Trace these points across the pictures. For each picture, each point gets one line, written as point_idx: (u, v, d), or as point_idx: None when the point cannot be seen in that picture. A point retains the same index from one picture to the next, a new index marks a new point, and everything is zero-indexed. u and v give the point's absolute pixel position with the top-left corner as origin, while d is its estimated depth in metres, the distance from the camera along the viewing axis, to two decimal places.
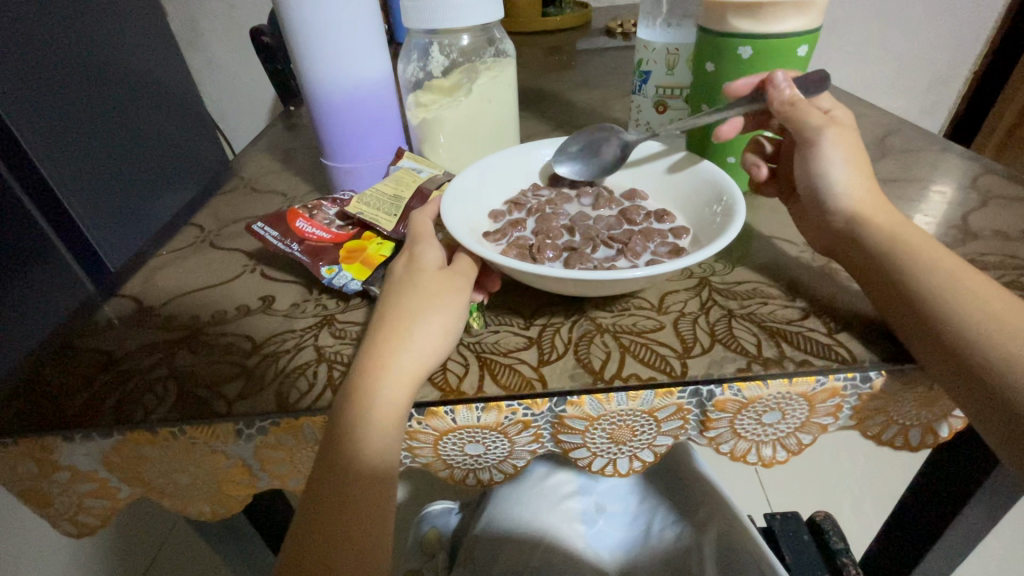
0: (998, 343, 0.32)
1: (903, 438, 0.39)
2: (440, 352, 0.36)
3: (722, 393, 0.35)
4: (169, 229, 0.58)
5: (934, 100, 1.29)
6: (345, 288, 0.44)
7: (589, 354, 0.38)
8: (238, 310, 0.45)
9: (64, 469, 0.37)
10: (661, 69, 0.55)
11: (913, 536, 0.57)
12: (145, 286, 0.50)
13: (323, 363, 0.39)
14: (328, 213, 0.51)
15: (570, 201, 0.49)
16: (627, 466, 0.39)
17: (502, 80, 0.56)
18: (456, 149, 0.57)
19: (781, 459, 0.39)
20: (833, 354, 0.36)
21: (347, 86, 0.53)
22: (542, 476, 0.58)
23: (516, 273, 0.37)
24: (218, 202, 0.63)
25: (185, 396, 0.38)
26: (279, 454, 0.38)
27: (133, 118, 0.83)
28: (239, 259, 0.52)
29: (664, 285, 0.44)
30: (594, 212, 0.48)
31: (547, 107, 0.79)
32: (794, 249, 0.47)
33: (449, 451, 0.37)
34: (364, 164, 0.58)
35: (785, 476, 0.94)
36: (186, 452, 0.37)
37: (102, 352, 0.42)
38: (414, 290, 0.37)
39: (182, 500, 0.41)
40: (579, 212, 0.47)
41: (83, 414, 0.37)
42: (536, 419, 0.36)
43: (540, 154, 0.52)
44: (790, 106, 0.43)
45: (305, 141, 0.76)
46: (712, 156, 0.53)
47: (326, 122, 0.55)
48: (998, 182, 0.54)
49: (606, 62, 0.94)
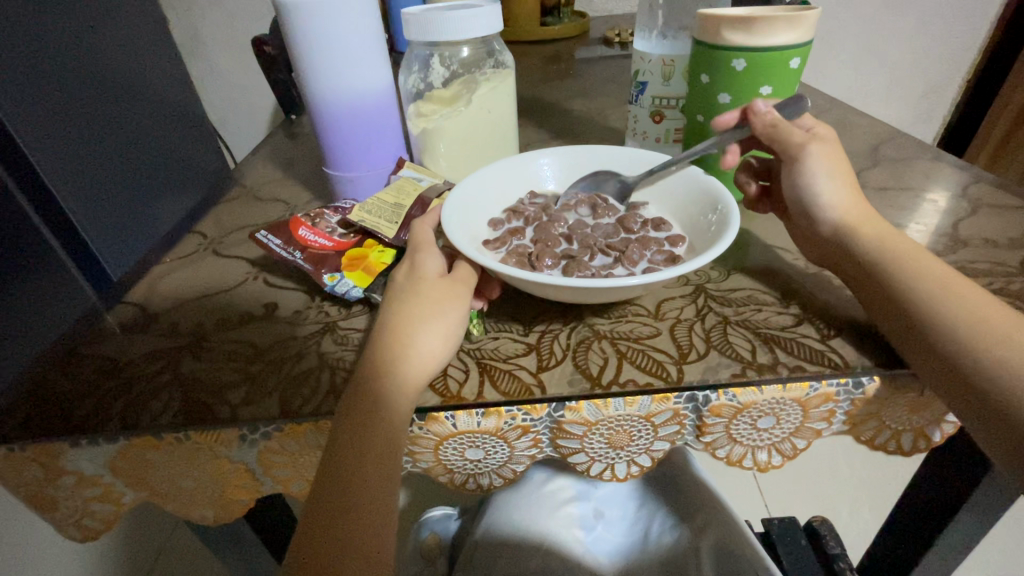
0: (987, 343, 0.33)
1: (896, 442, 0.40)
2: (441, 359, 0.37)
3: (718, 398, 0.36)
4: (172, 236, 0.59)
5: (928, 108, 1.30)
6: (347, 295, 0.45)
7: (587, 361, 0.38)
8: (242, 316, 0.46)
9: (69, 474, 0.38)
10: (657, 80, 0.56)
11: (910, 539, 0.58)
12: (150, 293, 0.50)
13: (326, 370, 0.39)
14: (330, 222, 0.52)
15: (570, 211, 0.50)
16: (625, 471, 0.40)
17: (501, 90, 0.57)
18: (456, 159, 0.58)
19: (776, 464, 0.40)
20: (826, 360, 0.37)
21: (350, 97, 0.54)
22: (541, 482, 0.58)
23: (514, 281, 0.38)
24: (221, 210, 0.64)
25: (189, 402, 0.38)
26: (282, 460, 0.38)
27: (136, 125, 0.84)
28: (242, 266, 0.53)
29: (661, 292, 0.45)
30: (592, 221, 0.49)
31: (546, 116, 0.80)
32: (788, 257, 0.48)
33: (450, 456, 0.38)
34: (366, 174, 0.59)
35: (783, 482, 0.95)
36: (190, 457, 0.38)
37: (108, 358, 0.43)
38: (414, 297, 0.38)
39: (186, 504, 0.41)
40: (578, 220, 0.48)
41: (90, 419, 0.38)
42: (536, 424, 0.36)
43: (539, 163, 0.53)
44: (771, 128, 0.44)
45: (306, 149, 0.77)
46: (708, 166, 0.54)
47: (330, 131, 0.56)
48: (988, 190, 0.55)
49: (604, 71, 0.96)
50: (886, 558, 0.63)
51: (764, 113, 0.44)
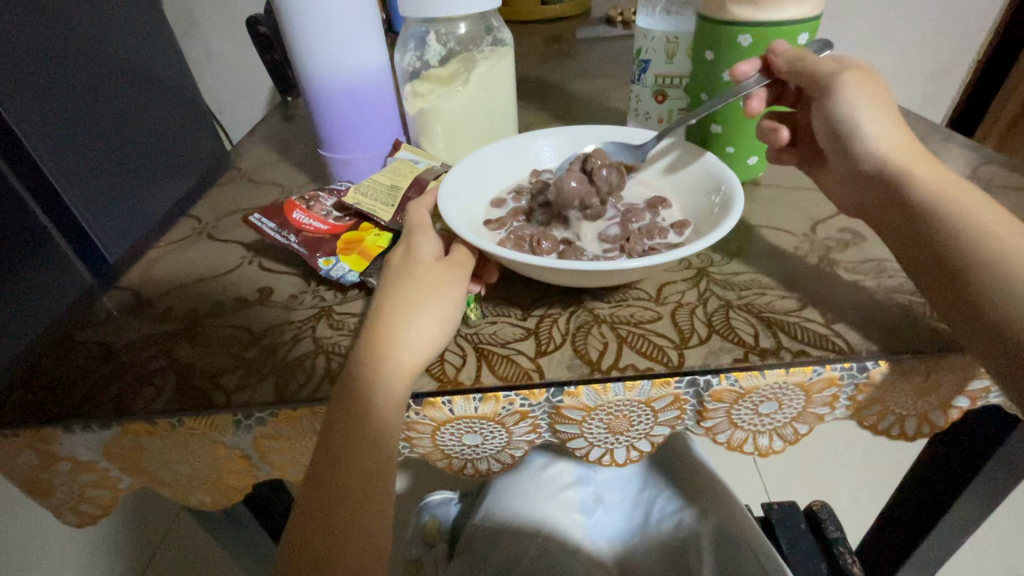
0: (1008, 320, 0.32)
1: (900, 427, 0.39)
2: (438, 344, 0.36)
3: (719, 383, 0.35)
4: (166, 220, 0.58)
5: (936, 90, 1.27)
6: (343, 280, 0.44)
7: (587, 345, 0.38)
8: (236, 301, 0.45)
9: (65, 459, 0.38)
10: (660, 58, 0.54)
11: (913, 521, 0.58)
12: (144, 277, 0.50)
13: (321, 355, 0.39)
14: (325, 205, 0.51)
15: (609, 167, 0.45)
16: (624, 456, 0.39)
17: (499, 69, 0.56)
18: (455, 140, 0.57)
19: (777, 450, 0.39)
20: (830, 345, 0.36)
21: (344, 75, 0.52)
22: (541, 467, 0.58)
23: (513, 264, 0.37)
24: (216, 194, 0.63)
25: (184, 387, 0.38)
26: (277, 445, 0.38)
27: (132, 108, 0.83)
28: (237, 249, 0.52)
29: (662, 276, 0.44)
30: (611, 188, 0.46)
31: (545, 97, 0.78)
32: (792, 239, 0.47)
33: (447, 441, 0.37)
34: (361, 156, 0.57)
35: (784, 467, 0.95)
36: (185, 443, 0.37)
37: (102, 343, 0.43)
38: (410, 280, 0.37)
39: (183, 489, 0.41)
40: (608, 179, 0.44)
41: (84, 405, 0.37)
42: (534, 409, 0.36)
43: (538, 144, 0.51)
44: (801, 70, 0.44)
45: (302, 131, 0.76)
46: (711, 147, 0.52)
47: (324, 111, 0.54)
48: (998, 171, 0.53)
49: (606, 51, 0.93)
50: (889, 541, 0.63)
51: (785, 52, 0.43)
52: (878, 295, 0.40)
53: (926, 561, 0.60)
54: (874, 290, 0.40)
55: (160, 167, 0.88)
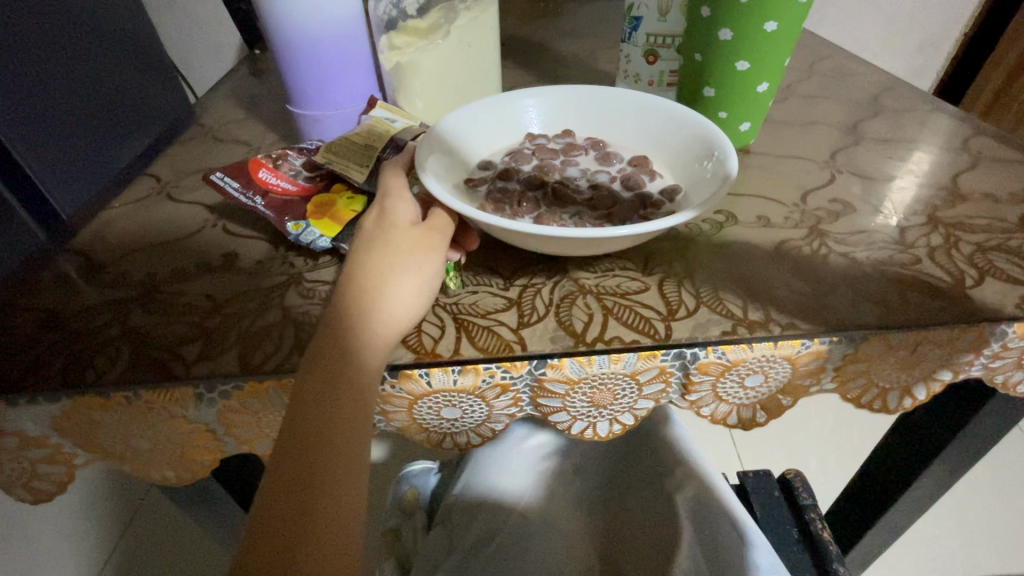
0: None
1: (881, 401, 0.39)
2: (414, 316, 0.34)
3: (706, 356, 0.34)
4: (122, 179, 0.54)
5: (923, 63, 1.16)
6: (313, 245, 0.42)
7: (571, 317, 0.36)
8: (198, 266, 0.42)
9: (11, 435, 0.35)
10: (653, 14, 0.51)
11: (881, 486, 0.59)
12: (96, 240, 0.46)
13: (289, 324, 0.37)
14: (294, 164, 0.47)
15: (581, 153, 0.46)
16: (607, 429, 0.38)
17: (482, 21, 0.52)
18: (433, 97, 0.53)
19: (760, 422, 0.39)
20: (819, 318, 0.36)
21: (313, 26, 0.48)
22: (521, 438, 0.56)
23: (495, 230, 0.35)
24: (177, 152, 0.58)
25: (140, 358, 0.35)
26: (243, 419, 0.36)
27: (97, 60, 0.71)
28: (199, 212, 0.49)
29: (650, 246, 0.42)
30: (598, 168, 0.45)
31: (530, 57, 0.74)
32: (782, 209, 0.46)
33: (425, 415, 0.36)
34: (334, 114, 0.54)
35: (758, 436, 0.97)
36: (143, 416, 0.35)
37: (49, 311, 0.40)
38: (383, 245, 0.35)
39: (145, 464, 0.39)
40: (586, 168, 0.44)
41: (29, 376, 0.35)
42: (515, 382, 0.35)
43: (522, 105, 0.48)
44: None
45: (271, 86, 0.71)
46: (702, 110, 0.51)
47: (294, 63, 0.50)
48: (989, 143, 0.52)
49: (595, 9, 0.88)
50: (858, 507, 0.64)
51: None
52: (868, 267, 0.39)
53: (893, 526, 0.62)
54: (865, 263, 0.40)
55: (137, 124, 0.78)
